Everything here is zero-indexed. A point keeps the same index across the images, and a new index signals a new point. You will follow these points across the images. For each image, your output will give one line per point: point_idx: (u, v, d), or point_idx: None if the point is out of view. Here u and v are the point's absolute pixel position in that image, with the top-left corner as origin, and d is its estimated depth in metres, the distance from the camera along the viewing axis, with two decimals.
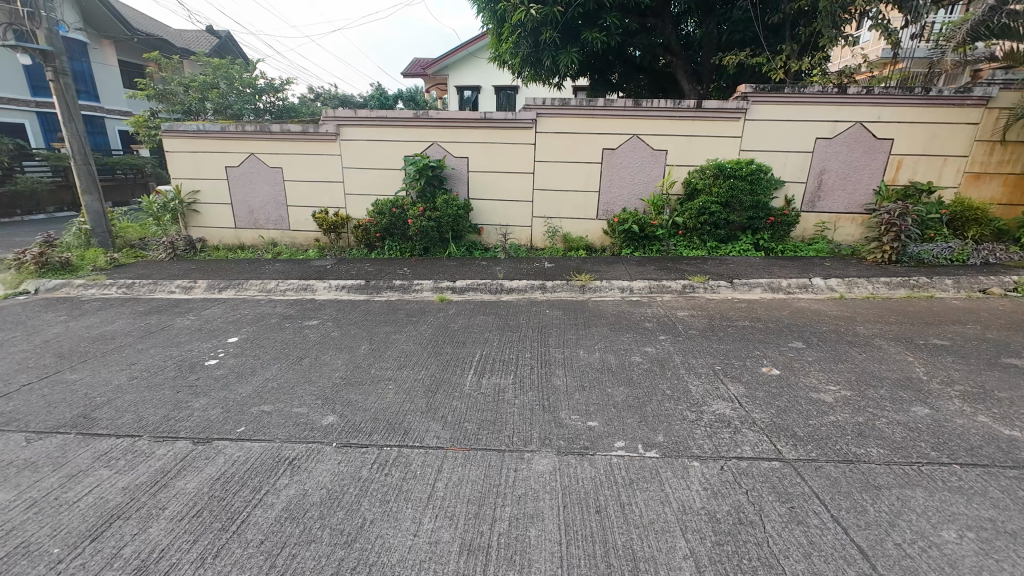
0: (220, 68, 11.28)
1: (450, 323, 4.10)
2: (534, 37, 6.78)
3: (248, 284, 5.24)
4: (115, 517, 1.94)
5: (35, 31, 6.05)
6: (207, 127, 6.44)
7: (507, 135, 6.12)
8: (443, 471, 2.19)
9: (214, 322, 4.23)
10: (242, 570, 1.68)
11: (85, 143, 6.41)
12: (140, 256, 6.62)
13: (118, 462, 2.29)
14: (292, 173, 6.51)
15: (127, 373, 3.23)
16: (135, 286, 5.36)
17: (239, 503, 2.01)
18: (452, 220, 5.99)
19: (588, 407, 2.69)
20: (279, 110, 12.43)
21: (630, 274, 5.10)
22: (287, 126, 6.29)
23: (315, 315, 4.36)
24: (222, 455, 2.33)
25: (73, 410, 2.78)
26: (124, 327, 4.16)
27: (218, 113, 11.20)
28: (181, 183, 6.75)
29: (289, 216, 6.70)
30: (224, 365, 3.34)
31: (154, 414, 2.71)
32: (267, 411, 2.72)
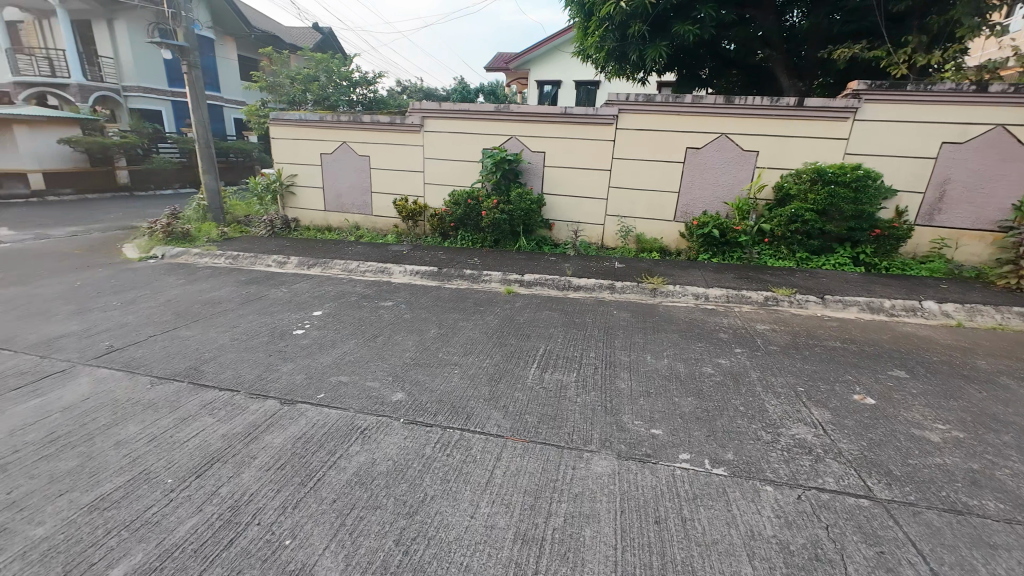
0: (321, 62, 12.19)
1: (516, 315, 4.15)
2: (621, 30, 6.61)
3: (332, 263, 5.66)
4: (215, 459, 2.20)
5: (176, 30, 6.91)
6: (308, 117, 7.01)
7: (586, 131, 6.03)
8: (502, 459, 2.23)
9: (302, 295, 4.63)
10: (317, 524, 1.84)
11: (207, 128, 7.24)
12: (244, 231, 7.38)
13: (220, 412, 2.59)
14: (378, 161, 6.89)
15: (230, 335, 3.63)
16: (239, 258, 6.00)
17: (317, 463, 2.19)
18: (524, 214, 6.02)
19: (652, 414, 2.60)
20: (370, 102, 12.97)
21: (706, 281, 4.84)
22: (377, 117, 6.68)
23: (390, 296, 4.61)
24: (304, 417, 2.55)
25: (186, 362, 3.18)
26: (229, 294, 4.68)
27: (317, 104, 12.27)
28: (282, 167, 7.42)
29: (372, 202, 7.12)
30: (309, 335, 3.64)
31: (250, 373, 3.02)
32: (344, 382, 2.93)
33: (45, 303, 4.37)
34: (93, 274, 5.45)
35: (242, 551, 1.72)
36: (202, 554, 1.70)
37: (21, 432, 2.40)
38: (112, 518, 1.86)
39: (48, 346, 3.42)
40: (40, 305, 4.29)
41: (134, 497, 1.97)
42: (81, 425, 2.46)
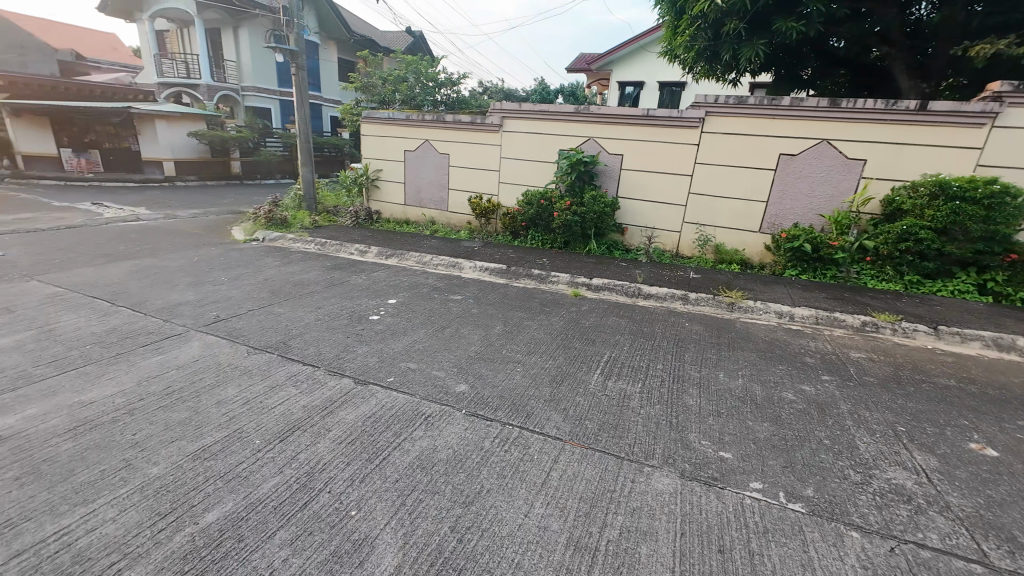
0: (411, 64, 12.84)
1: (581, 319, 4.10)
2: (715, 28, 6.27)
3: (408, 254, 5.95)
4: (296, 427, 2.41)
5: (288, 35, 7.63)
6: (396, 115, 7.42)
7: (669, 133, 5.79)
8: (559, 462, 2.21)
9: (379, 283, 4.92)
10: (380, 500, 1.94)
11: (308, 125, 7.92)
12: (332, 220, 7.98)
13: (302, 385, 2.83)
14: (457, 159, 7.13)
15: (315, 315, 3.95)
16: (327, 244, 6.51)
17: (383, 442, 2.32)
18: (596, 217, 5.92)
19: (722, 435, 2.45)
20: (453, 102, 13.48)
21: (793, 299, 4.45)
22: (459, 117, 6.91)
23: (460, 291, 4.76)
24: (375, 398, 2.70)
25: (277, 336, 3.50)
26: (316, 277, 5.10)
27: (404, 104, 12.87)
28: (369, 162, 7.93)
29: (448, 198, 7.39)
30: (383, 322, 3.86)
31: (330, 351, 3.27)
32: (412, 368, 3.08)
33: (169, 274, 5.04)
34: (207, 251, 6.19)
35: (314, 515, 1.86)
36: (280, 511, 1.87)
37: (145, 382, 2.79)
38: (210, 468, 2.09)
39: (170, 311, 3.94)
40: (166, 276, 4.95)
41: (229, 451, 2.21)
42: (191, 383, 2.80)
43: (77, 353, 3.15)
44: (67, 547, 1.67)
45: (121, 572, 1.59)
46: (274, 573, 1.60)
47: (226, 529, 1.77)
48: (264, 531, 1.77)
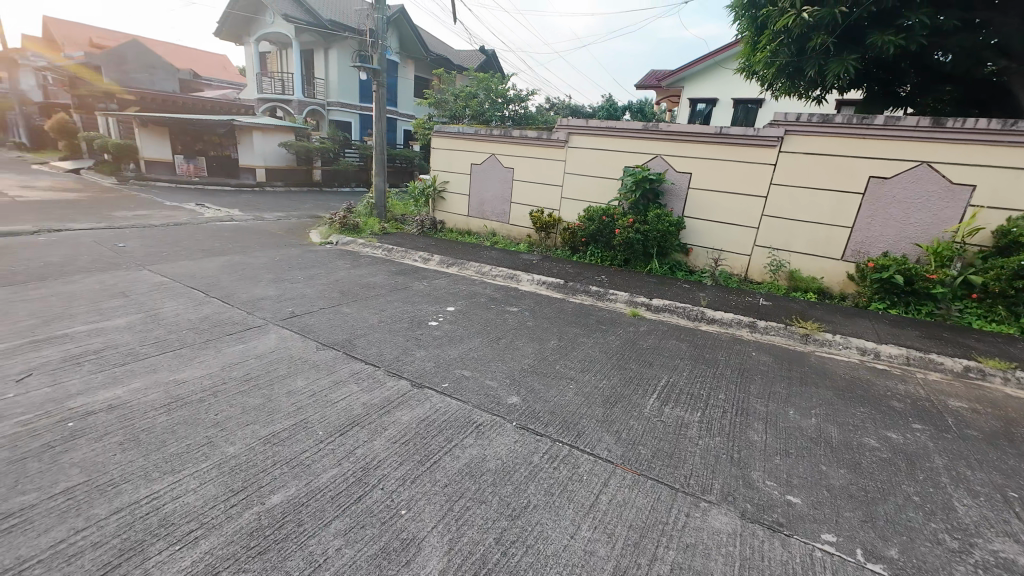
0: (482, 82, 13.21)
1: (639, 339, 3.98)
2: (799, 44, 5.94)
3: (468, 264, 6.10)
4: (356, 423, 2.53)
5: (372, 55, 8.21)
6: (465, 130, 7.70)
7: (742, 152, 5.54)
8: (609, 486, 2.15)
9: (439, 290, 5.08)
10: (429, 502, 1.98)
11: (384, 137, 8.43)
12: (399, 228, 8.39)
13: (363, 383, 2.97)
14: (521, 174, 7.26)
15: (378, 317, 4.15)
16: (393, 250, 6.84)
17: (435, 446, 2.37)
18: (660, 236, 5.76)
19: (791, 478, 2.26)
20: (520, 117, 13.79)
21: (879, 335, 4.04)
22: (525, 132, 7.05)
23: (516, 302, 4.80)
24: (429, 402, 2.78)
25: (343, 335, 3.72)
26: (382, 281, 5.36)
27: (473, 119, 13.33)
28: (437, 174, 8.27)
29: (510, 211, 7.52)
30: (441, 328, 3.97)
31: (390, 353, 3.42)
32: (466, 376, 3.13)
33: (255, 270, 5.52)
34: (288, 251, 6.73)
35: (366, 509, 1.93)
36: (336, 502, 1.96)
37: (229, 368, 3.07)
38: (278, 453, 2.25)
39: (253, 305, 4.32)
40: (252, 272, 5.44)
41: (295, 439, 2.36)
42: (266, 372, 3.04)
43: (175, 336, 3.53)
44: (156, 510, 1.86)
45: (197, 540, 1.74)
46: (327, 561, 1.68)
47: (287, 513, 1.89)
48: (321, 519, 1.87)
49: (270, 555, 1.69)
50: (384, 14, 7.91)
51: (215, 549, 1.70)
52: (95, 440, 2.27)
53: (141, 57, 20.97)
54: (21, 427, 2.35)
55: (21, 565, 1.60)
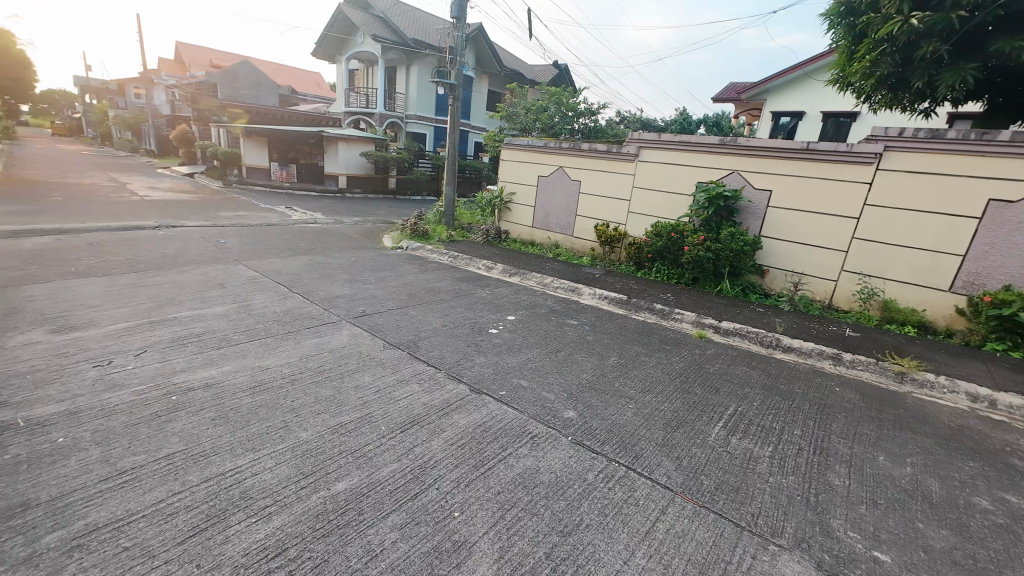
0: (554, 95, 13.34)
1: (705, 363, 3.78)
2: (905, 52, 5.42)
3: (530, 275, 6.15)
4: (416, 422, 2.62)
5: (450, 71, 8.62)
6: (534, 142, 7.82)
7: (832, 169, 5.12)
8: (667, 514, 2.05)
9: (501, 299, 5.16)
10: (481, 508, 2.00)
11: (456, 149, 8.77)
12: (466, 236, 8.64)
13: (424, 383, 3.08)
14: (588, 187, 7.22)
15: (441, 321, 4.29)
16: (458, 258, 7.06)
17: (490, 453, 2.40)
18: (733, 255, 5.45)
19: (878, 531, 2.02)
20: (589, 131, 13.78)
21: (994, 380, 3.53)
22: (595, 145, 7.02)
23: (577, 316, 4.76)
24: (486, 408, 2.82)
25: (409, 336, 3.88)
26: (446, 287, 5.55)
27: (542, 132, 13.55)
28: (505, 185, 8.45)
29: (575, 224, 7.50)
30: (501, 336, 4.02)
31: (451, 357, 3.51)
32: (523, 386, 3.14)
33: (333, 270, 5.94)
34: (363, 254, 7.17)
35: (422, 506, 1.99)
36: (394, 496, 2.04)
37: (306, 359, 3.31)
38: (344, 443, 2.38)
39: (329, 302, 4.64)
40: (330, 271, 5.85)
41: (359, 432, 2.49)
42: (338, 365, 3.25)
43: (262, 326, 3.88)
44: (237, 483, 2.04)
45: (270, 515, 1.88)
46: (383, 552, 1.75)
47: (349, 501, 1.99)
48: (380, 511, 1.95)
49: (332, 538, 1.79)
50: (463, 32, 8.29)
51: (285, 526, 1.83)
52: (192, 413, 2.55)
53: (250, 75, 23.49)
54: (136, 396, 2.69)
55: (129, 517, 1.83)
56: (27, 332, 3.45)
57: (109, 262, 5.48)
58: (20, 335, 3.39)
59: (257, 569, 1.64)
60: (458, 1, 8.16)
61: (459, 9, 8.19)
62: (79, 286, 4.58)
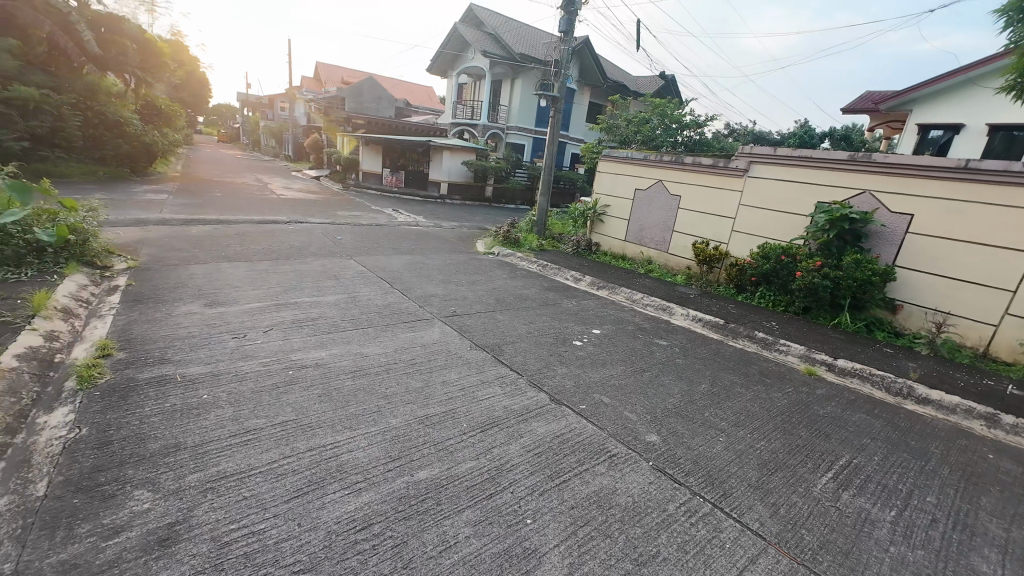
0: (658, 107, 12.97)
1: (814, 404, 3.36)
2: None
3: (619, 289, 5.99)
4: (495, 424, 2.69)
5: (554, 84, 8.77)
6: (633, 155, 7.64)
7: (997, 193, 4.30)
8: (757, 564, 1.85)
9: (587, 311, 5.09)
10: (553, 520, 1.98)
11: (553, 160, 8.89)
12: (556, 246, 8.69)
13: (506, 387, 3.14)
14: (688, 202, 6.87)
15: (527, 328, 4.35)
16: (546, 267, 7.12)
17: (567, 466, 2.37)
18: (857, 285, 4.81)
19: None
20: (693, 143, 13.18)
21: None
22: (699, 159, 6.66)
23: (666, 336, 4.52)
24: (565, 419, 2.80)
25: (494, 339, 3.99)
26: (533, 294, 5.62)
27: (643, 144, 13.16)
28: (599, 197, 8.36)
29: (671, 240, 7.16)
30: (585, 349, 3.97)
31: (534, 364, 3.55)
32: (605, 402, 3.05)
33: (429, 270, 6.32)
34: (457, 257, 7.54)
35: (496, 507, 2.03)
36: (471, 493, 2.11)
37: (401, 350, 3.57)
38: (428, 434, 2.52)
39: (425, 300, 4.95)
40: (427, 271, 6.25)
41: (443, 425, 2.61)
42: (428, 360, 3.45)
43: (366, 317, 4.25)
44: (335, 457, 2.26)
45: (360, 491, 2.05)
46: (457, 544, 1.81)
47: (429, 490, 2.10)
48: (456, 505, 2.02)
49: (411, 522, 1.90)
50: (570, 46, 8.40)
51: (372, 503, 1.98)
52: (304, 388, 2.87)
53: (373, 90, 26.01)
54: (262, 366, 3.10)
55: (250, 471, 2.11)
56: (188, 304, 4.16)
57: (250, 250, 6.40)
58: (183, 306, 4.09)
59: (346, 537, 1.79)
60: (567, 16, 8.29)
61: (567, 24, 8.32)
62: (227, 269, 5.41)
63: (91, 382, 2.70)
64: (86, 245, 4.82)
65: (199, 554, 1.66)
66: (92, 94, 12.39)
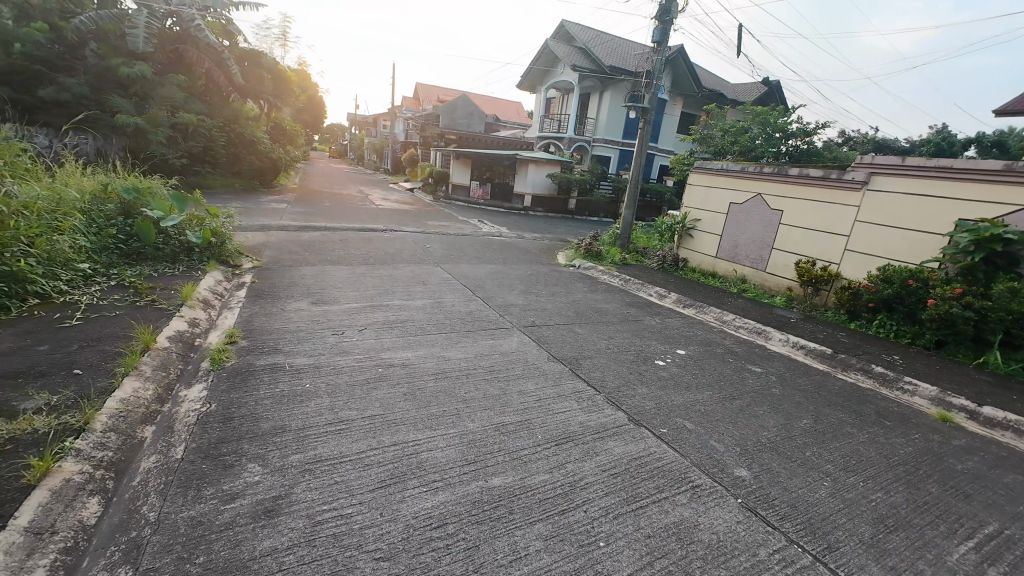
0: (759, 115, 12.12)
1: (949, 456, 2.85)
2: None
3: (707, 309, 5.62)
4: (569, 438, 2.64)
5: (644, 95, 8.57)
6: (729, 166, 7.17)
7: None
8: None
9: (671, 330, 4.84)
10: (626, 545, 1.90)
11: (640, 172, 8.65)
12: (639, 260, 8.42)
13: (582, 402, 3.08)
14: (792, 218, 6.27)
15: (606, 343, 4.24)
16: (629, 281, 6.91)
17: (644, 491, 2.25)
18: (1010, 318, 4.04)
19: None
20: (800, 153, 12.08)
21: None
22: (807, 170, 6.07)
23: (762, 363, 4.14)
24: (644, 442, 2.67)
25: (572, 353, 3.95)
26: (614, 309, 5.47)
27: (740, 155, 12.35)
28: (689, 211, 7.95)
29: (769, 258, 6.58)
30: (668, 370, 3.77)
31: (612, 381, 3.44)
32: (688, 428, 2.87)
33: (510, 280, 6.45)
34: (538, 268, 7.61)
35: (569, 524, 1.99)
36: (543, 506, 2.09)
37: (481, 357, 3.67)
38: (504, 442, 2.55)
39: (505, 309, 5.06)
40: (508, 281, 6.37)
41: (518, 435, 2.63)
42: (506, 368, 3.50)
43: (449, 322, 4.43)
44: (415, 454, 2.37)
45: (437, 490, 2.13)
46: (527, 556, 1.80)
47: (502, 498, 2.11)
48: (528, 516, 2.01)
49: (484, 527, 1.93)
50: (664, 55, 8.17)
51: (447, 503, 2.04)
52: (391, 385, 3.07)
53: (466, 107, 27.41)
54: (356, 362, 3.37)
55: (341, 458, 2.29)
56: (298, 301, 4.66)
57: (351, 255, 7.01)
58: (294, 303, 4.60)
59: (423, 533, 1.87)
60: (661, 26, 8.09)
61: (661, 33, 8.10)
62: (331, 271, 5.98)
63: (220, 364, 3.14)
64: (222, 247, 5.62)
65: (296, 528, 1.84)
66: (234, 118, 14.37)
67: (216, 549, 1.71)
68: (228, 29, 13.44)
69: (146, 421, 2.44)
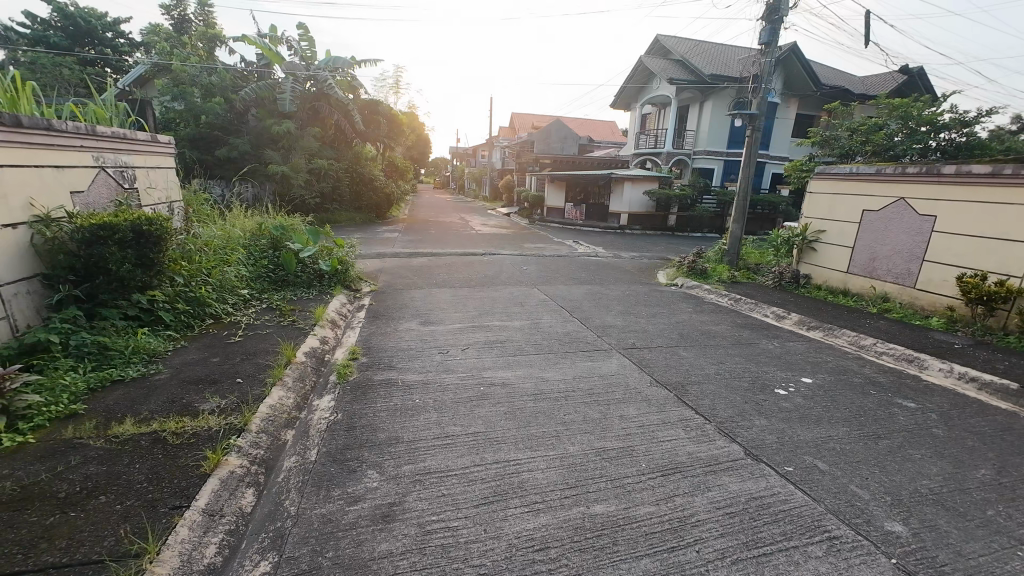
0: (898, 108, 10.58)
1: None
2: None
3: (840, 332, 4.93)
4: (673, 470, 2.47)
5: (754, 100, 7.94)
6: (861, 169, 6.26)
7: None
8: None
9: (793, 356, 4.32)
10: None
11: (749, 181, 7.98)
12: (751, 278, 7.79)
13: (691, 432, 2.87)
14: (950, 225, 5.26)
15: (716, 368, 3.92)
16: (740, 301, 6.35)
17: (766, 536, 2.01)
18: None
19: None
20: (957, 148, 10.26)
21: None
22: (967, 166, 5.06)
23: (917, 397, 3.49)
24: (765, 480, 2.40)
25: (677, 378, 3.71)
26: (724, 332, 5.06)
27: (873, 155, 10.85)
28: (811, 221, 7.09)
29: (921, 273, 5.58)
30: (792, 401, 3.35)
31: (724, 410, 3.15)
32: (820, 469, 2.51)
33: (608, 301, 6.31)
34: (637, 288, 7.35)
35: (678, 563, 1.85)
36: (649, 540, 1.97)
37: (579, 378, 3.63)
38: (605, 468, 2.47)
39: (603, 329, 4.96)
40: (605, 301, 6.29)
41: (621, 462, 2.53)
42: (606, 392, 3.40)
43: (547, 343, 4.47)
44: (517, 473, 2.40)
45: (539, 511, 2.12)
46: None
47: (606, 527, 2.04)
48: (633, 549, 1.92)
49: (587, 555, 1.88)
50: (774, 55, 7.54)
51: (549, 527, 2.03)
52: (493, 404, 3.17)
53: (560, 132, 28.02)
54: (460, 381, 3.54)
55: (447, 472, 2.41)
56: (409, 321, 5.07)
57: (454, 278, 7.48)
58: (405, 323, 5.00)
59: (526, 554, 1.87)
60: (770, 25, 7.51)
61: (769, 34, 7.54)
62: (438, 294, 6.43)
63: (345, 377, 3.54)
64: (347, 272, 6.33)
65: (409, 535, 1.96)
66: (358, 160, 16.41)
67: (342, 546, 1.89)
68: (354, 83, 15.24)
69: (288, 426, 2.81)
